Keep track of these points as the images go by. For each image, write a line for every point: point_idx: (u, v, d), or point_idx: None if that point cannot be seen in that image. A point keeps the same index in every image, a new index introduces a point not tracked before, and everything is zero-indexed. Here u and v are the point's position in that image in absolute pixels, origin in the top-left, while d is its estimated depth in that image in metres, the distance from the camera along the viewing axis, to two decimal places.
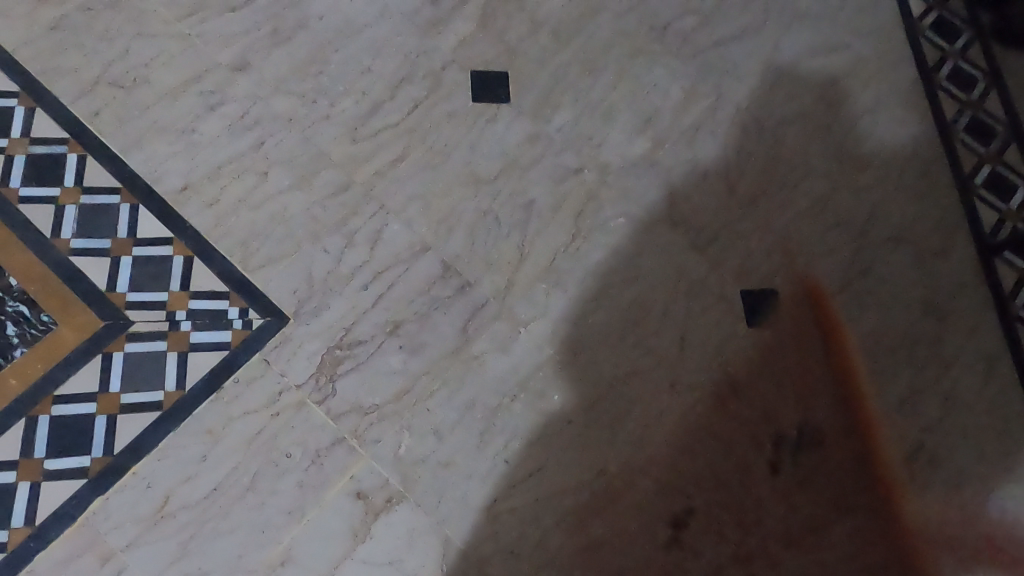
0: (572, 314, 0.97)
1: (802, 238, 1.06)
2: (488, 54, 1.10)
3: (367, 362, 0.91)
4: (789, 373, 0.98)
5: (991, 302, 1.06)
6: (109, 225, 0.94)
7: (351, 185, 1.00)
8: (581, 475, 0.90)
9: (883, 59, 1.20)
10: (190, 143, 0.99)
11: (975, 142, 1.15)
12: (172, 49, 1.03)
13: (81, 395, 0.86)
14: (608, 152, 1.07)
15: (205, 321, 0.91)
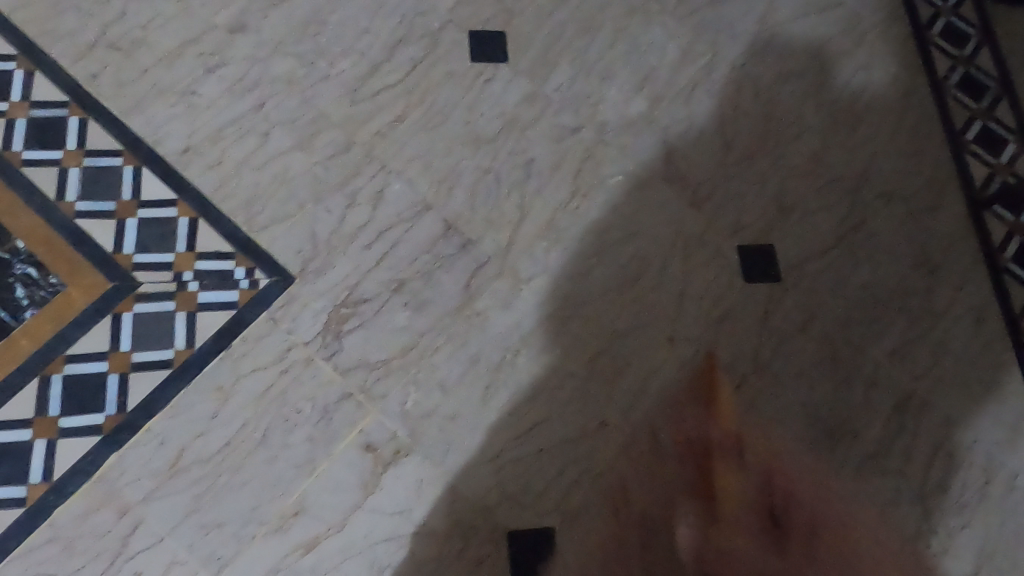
0: (571, 270, 0.98)
1: (796, 197, 1.07)
2: (484, 13, 1.10)
3: (372, 320, 0.93)
4: (784, 326, 1.00)
5: (981, 256, 1.08)
6: (113, 188, 0.95)
7: (352, 146, 1.00)
8: (580, 428, 0.92)
9: (877, 17, 1.21)
10: (191, 105, 0.99)
11: (967, 98, 1.17)
12: (169, 13, 1.03)
13: (92, 354, 0.87)
14: (606, 110, 1.08)
15: (212, 281, 0.92)
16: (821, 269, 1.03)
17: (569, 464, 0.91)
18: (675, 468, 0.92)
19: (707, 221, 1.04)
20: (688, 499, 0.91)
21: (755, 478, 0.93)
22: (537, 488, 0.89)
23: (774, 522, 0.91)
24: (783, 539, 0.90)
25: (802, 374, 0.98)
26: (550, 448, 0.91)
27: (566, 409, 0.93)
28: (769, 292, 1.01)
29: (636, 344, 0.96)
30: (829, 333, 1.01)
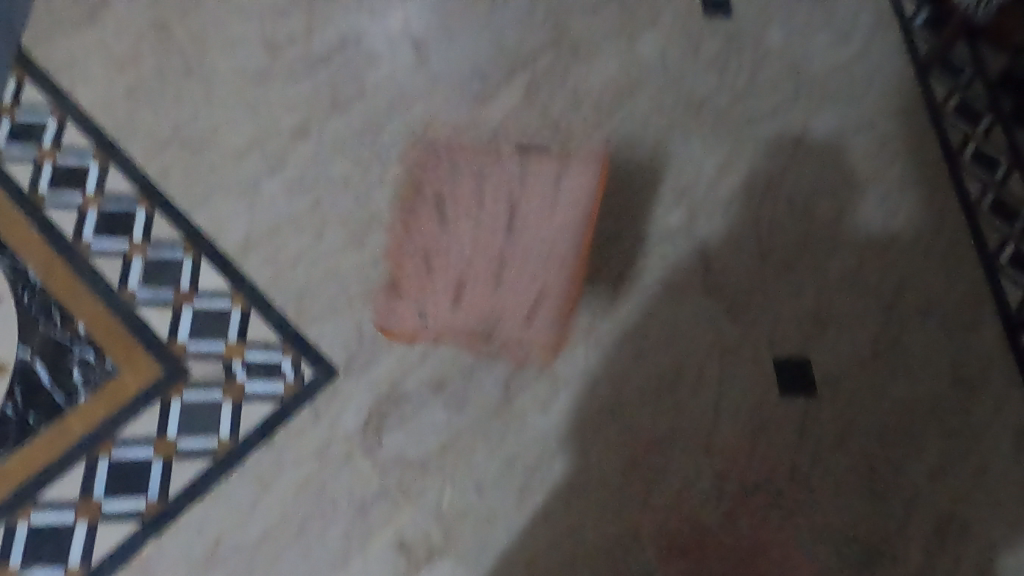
0: (577, 405, 0.98)
1: (767, 412, 1.01)
2: (532, 125, 1.16)
3: (412, 418, 0.95)
4: (667, 468, 0.97)
5: (1017, 378, 1.09)
6: (172, 277, 0.99)
7: (400, 248, 1.04)
8: (487, 195, 1.10)
9: (908, 139, 1.26)
10: (251, 203, 1.05)
11: (1002, 221, 1.19)
12: (237, 114, 1.10)
13: (140, 439, 0.91)
14: (646, 223, 1.11)
15: (259, 371, 0.96)
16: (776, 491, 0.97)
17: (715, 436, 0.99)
18: (773, 412, 1.01)
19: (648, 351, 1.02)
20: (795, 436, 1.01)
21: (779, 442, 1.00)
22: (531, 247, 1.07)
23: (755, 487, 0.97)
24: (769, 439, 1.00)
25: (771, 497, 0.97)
26: (503, 208, 1.09)
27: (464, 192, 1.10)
28: (806, 404, 1.02)
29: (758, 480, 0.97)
30: (868, 444, 1.01)
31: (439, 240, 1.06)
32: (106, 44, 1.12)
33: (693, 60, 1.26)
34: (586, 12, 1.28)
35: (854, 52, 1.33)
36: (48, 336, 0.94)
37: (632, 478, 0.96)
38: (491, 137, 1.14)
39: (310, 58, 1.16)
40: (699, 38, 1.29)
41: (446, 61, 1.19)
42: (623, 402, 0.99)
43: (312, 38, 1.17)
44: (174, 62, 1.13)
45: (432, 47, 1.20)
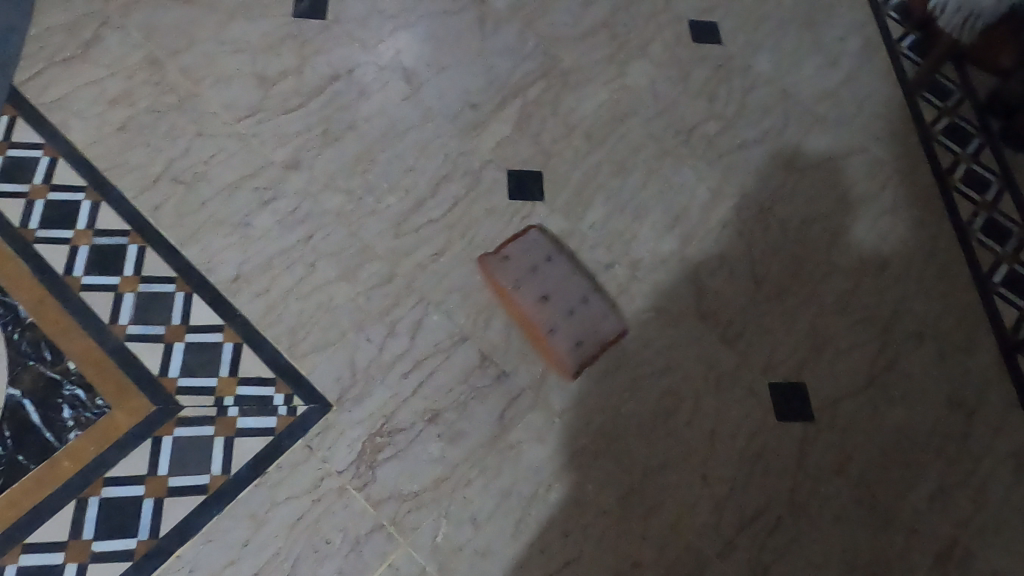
0: (572, 435, 0.98)
1: (764, 439, 1.00)
2: (524, 154, 1.17)
3: (407, 450, 0.94)
4: (665, 497, 0.96)
5: (1015, 400, 1.09)
6: (164, 312, 0.99)
7: (393, 279, 1.04)
8: (558, 270, 1.08)
9: (898, 163, 1.26)
10: (244, 237, 1.05)
11: (993, 242, 1.22)
12: (230, 148, 1.11)
13: (130, 477, 0.89)
14: (638, 250, 1.11)
15: (251, 407, 0.95)
16: (773, 520, 0.96)
17: (711, 463, 0.98)
18: (769, 438, 1.01)
19: (648, 382, 1.02)
20: (793, 462, 1.00)
21: (776, 469, 0.99)
22: (590, 326, 1.04)
23: (753, 515, 0.96)
24: (765, 465, 0.99)
25: (768, 523, 0.96)
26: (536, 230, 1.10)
27: (534, 260, 1.08)
28: (804, 432, 1.02)
29: (754, 507, 0.96)
30: (866, 471, 1.01)
31: (433, 269, 1.06)
32: (98, 81, 1.13)
33: (681, 88, 1.28)
34: (575, 42, 1.29)
35: (841, 78, 1.34)
36: (38, 373, 0.93)
37: (629, 509, 0.94)
38: (484, 168, 1.15)
39: (301, 92, 1.17)
40: (687, 67, 1.30)
41: (437, 92, 1.20)
42: (617, 432, 0.98)
43: (303, 73, 1.18)
44: (166, 98, 1.13)
45: (423, 78, 1.21)
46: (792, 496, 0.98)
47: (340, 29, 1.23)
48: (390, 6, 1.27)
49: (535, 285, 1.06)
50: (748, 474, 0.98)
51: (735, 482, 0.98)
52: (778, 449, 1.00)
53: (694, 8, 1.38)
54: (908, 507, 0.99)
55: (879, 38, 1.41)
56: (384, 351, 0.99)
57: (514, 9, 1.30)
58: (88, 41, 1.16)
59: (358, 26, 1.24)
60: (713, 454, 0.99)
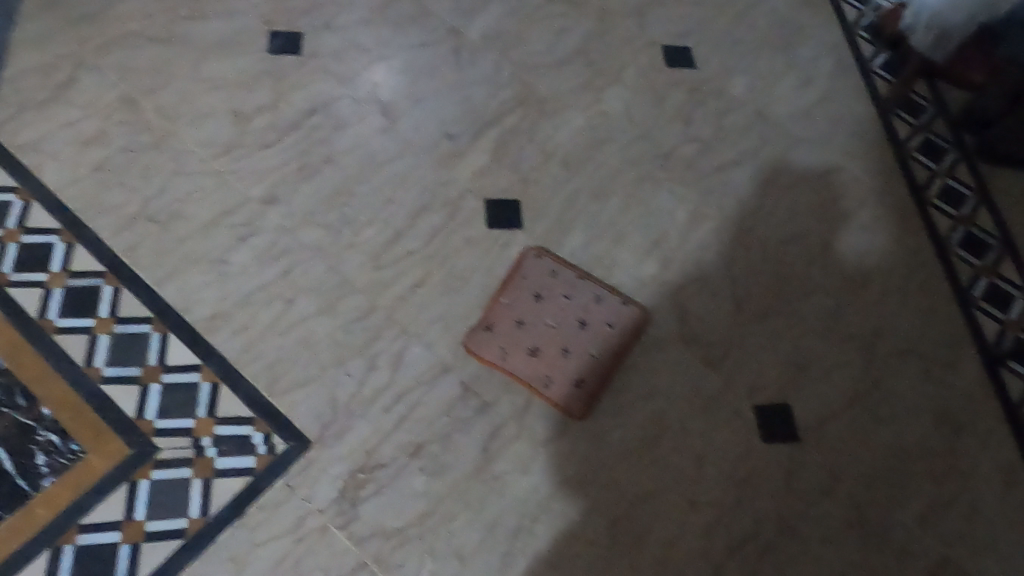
0: (557, 465, 0.96)
1: (751, 462, 1.00)
2: (502, 183, 1.17)
3: (390, 485, 0.93)
4: (653, 527, 0.94)
5: (1001, 414, 1.09)
6: (140, 353, 0.97)
7: (372, 312, 1.03)
8: (560, 292, 1.08)
9: (875, 181, 1.27)
10: (221, 274, 1.04)
11: (972, 256, 1.22)
12: (206, 185, 1.10)
13: (107, 523, 0.87)
14: (619, 276, 1.11)
15: (230, 447, 0.93)
16: (763, 544, 0.95)
17: (699, 488, 0.97)
18: (756, 461, 1.00)
19: (633, 408, 1.01)
20: (782, 484, 0.99)
21: (765, 492, 0.98)
22: (598, 344, 1.04)
23: (743, 540, 0.95)
24: (753, 488, 0.98)
25: (758, 548, 0.95)
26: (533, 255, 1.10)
27: (535, 285, 1.08)
28: (791, 454, 1.01)
29: (744, 531, 0.95)
30: (855, 492, 1.00)
31: (413, 300, 1.05)
32: (72, 122, 1.12)
33: (658, 113, 1.28)
34: (551, 71, 1.30)
35: (815, 98, 1.35)
36: (10, 419, 0.91)
37: (617, 539, 0.93)
38: (462, 198, 1.15)
39: (278, 127, 1.17)
40: (662, 92, 1.31)
41: (414, 123, 1.20)
42: (603, 460, 0.97)
43: (280, 108, 1.18)
44: (141, 137, 1.13)
45: (400, 110, 1.21)
46: (781, 519, 0.97)
47: (316, 64, 1.24)
48: (366, 39, 1.28)
49: (540, 310, 1.06)
50: (737, 498, 0.97)
51: (724, 506, 0.96)
52: (766, 471, 0.99)
53: (667, 33, 1.39)
54: (900, 526, 0.98)
55: (851, 58, 1.43)
56: (365, 386, 0.98)
57: (489, 39, 1.31)
58: (62, 82, 1.15)
59: (334, 60, 1.25)
60: (700, 479, 0.98)
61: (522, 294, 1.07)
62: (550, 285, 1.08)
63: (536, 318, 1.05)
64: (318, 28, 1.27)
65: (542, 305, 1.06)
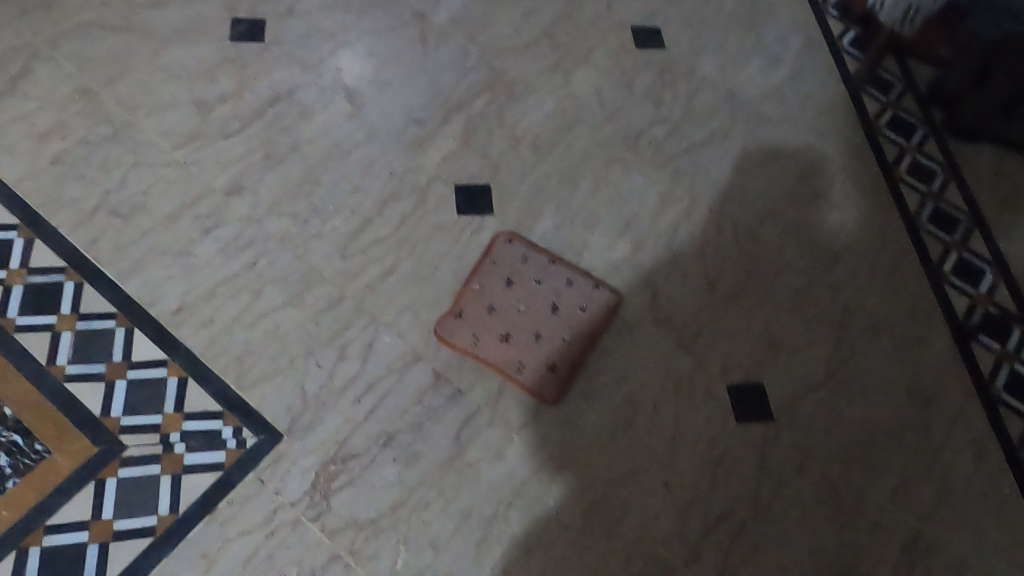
0: (531, 451, 0.96)
1: (725, 441, 1.00)
2: (471, 168, 1.16)
3: (362, 476, 0.92)
4: (628, 510, 0.94)
5: (972, 387, 1.09)
6: (104, 350, 0.96)
7: (342, 301, 1.02)
8: (531, 277, 1.07)
9: (845, 159, 1.27)
10: (186, 267, 1.02)
11: (942, 231, 1.23)
12: (168, 176, 1.08)
13: (73, 523, 0.86)
14: (590, 259, 1.11)
15: (199, 442, 0.92)
16: (737, 523, 0.95)
17: (673, 470, 0.97)
18: (731, 441, 1.00)
19: (606, 391, 1.01)
20: (756, 463, 0.99)
21: (739, 472, 0.98)
22: (570, 328, 1.04)
23: (718, 520, 0.95)
24: (727, 469, 0.98)
25: (733, 527, 0.95)
26: (504, 241, 1.09)
27: (506, 270, 1.07)
28: (764, 434, 1.01)
29: (719, 511, 0.96)
30: (829, 469, 1.00)
31: (383, 289, 1.04)
32: (28, 115, 1.10)
33: (627, 95, 1.27)
34: (518, 53, 1.29)
35: (785, 77, 1.35)
36: None
37: (592, 523, 0.93)
38: (430, 184, 1.13)
39: (241, 116, 1.15)
40: (631, 73, 1.30)
41: (380, 109, 1.19)
42: (577, 445, 0.97)
43: (242, 96, 1.16)
44: (100, 129, 1.10)
45: (365, 96, 1.19)
46: (755, 498, 0.97)
47: (279, 50, 1.21)
48: (329, 25, 1.25)
49: (510, 295, 1.05)
50: (712, 478, 0.97)
51: (698, 487, 0.97)
52: (740, 451, 0.99)
53: (635, 14, 1.38)
54: (872, 501, 0.99)
55: (820, 35, 1.42)
56: (335, 376, 0.97)
57: (455, 23, 1.30)
58: (17, 74, 1.12)
59: (297, 47, 1.22)
60: (675, 461, 0.98)
61: (493, 280, 1.06)
62: (521, 269, 1.07)
63: (507, 304, 1.04)
64: (280, 15, 1.25)
65: (513, 291, 1.06)
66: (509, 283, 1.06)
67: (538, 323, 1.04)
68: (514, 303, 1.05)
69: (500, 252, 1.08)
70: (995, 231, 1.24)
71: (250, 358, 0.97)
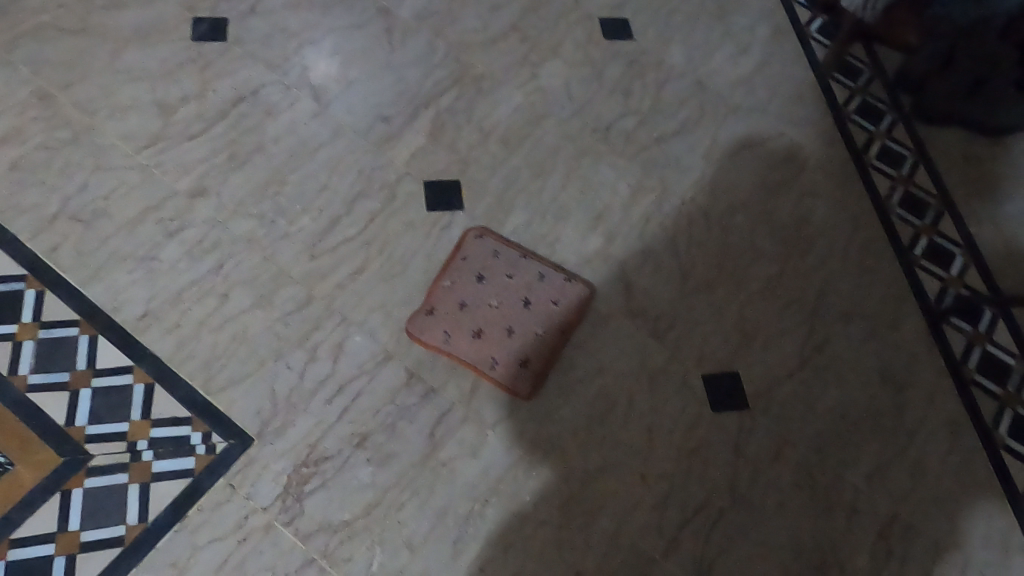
0: (506, 447, 0.95)
1: (700, 431, 0.99)
2: (440, 164, 1.14)
3: (335, 477, 0.91)
4: (604, 503, 0.94)
5: (945, 370, 1.10)
6: (67, 358, 0.94)
7: (311, 302, 1.01)
8: (502, 271, 1.06)
9: (814, 146, 1.27)
10: (150, 271, 1.00)
11: (911, 215, 1.23)
12: (130, 180, 1.06)
13: (39, 536, 0.84)
14: (562, 253, 1.10)
15: (167, 449, 0.90)
16: (716, 514, 0.95)
17: (649, 461, 0.97)
18: (707, 431, 1.00)
19: (581, 385, 1.00)
20: (733, 452, 0.99)
21: (716, 462, 0.98)
22: (543, 322, 1.03)
23: (696, 510, 0.95)
24: (704, 458, 0.98)
25: (712, 517, 0.95)
26: (475, 237, 1.08)
27: (478, 265, 1.06)
28: (740, 422, 1.01)
29: (696, 501, 0.95)
30: (804, 456, 1.00)
31: (353, 288, 1.03)
32: None
33: (596, 87, 1.27)
34: (486, 48, 1.27)
35: (753, 65, 1.35)
36: None
37: (569, 518, 0.92)
38: (399, 180, 1.12)
39: (205, 117, 1.13)
40: (600, 65, 1.29)
41: (347, 107, 1.17)
42: (552, 439, 0.96)
43: (205, 97, 1.14)
44: (59, 134, 1.08)
45: (331, 94, 1.18)
46: (732, 488, 0.97)
47: (242, 50, 1.20)
48: (293, 23, 1.24)
49: (482, 291, 1.04)
50: (689, 469, 0.97)
51: (675, 478, 0.96)
52: (717, 441, 0.99)
53: (603, 6, 1.37)
54: (849, 487, 0.99)
55: (788, 23, 1.42)
56: (306, 378, 0.96)
57: (421, 18, 1.28)
58: None
59: (260, 46, 1.21)
60: (651, 453, 0.97)
61: (464, 276, 1.05)
62: (492, 263, 1.06)
63: (479, 299, 1.03)
64: (242, 13, 1.23)
65: (485, 286, 1.05)
66: (480, 278, 1.05)
67: (510, 318, 1.03)
68: (486, 298, 1.04)
69: (471, 247, 1.07)
70: (964, 214, 1.25)
71: (218, 361, 0.96)
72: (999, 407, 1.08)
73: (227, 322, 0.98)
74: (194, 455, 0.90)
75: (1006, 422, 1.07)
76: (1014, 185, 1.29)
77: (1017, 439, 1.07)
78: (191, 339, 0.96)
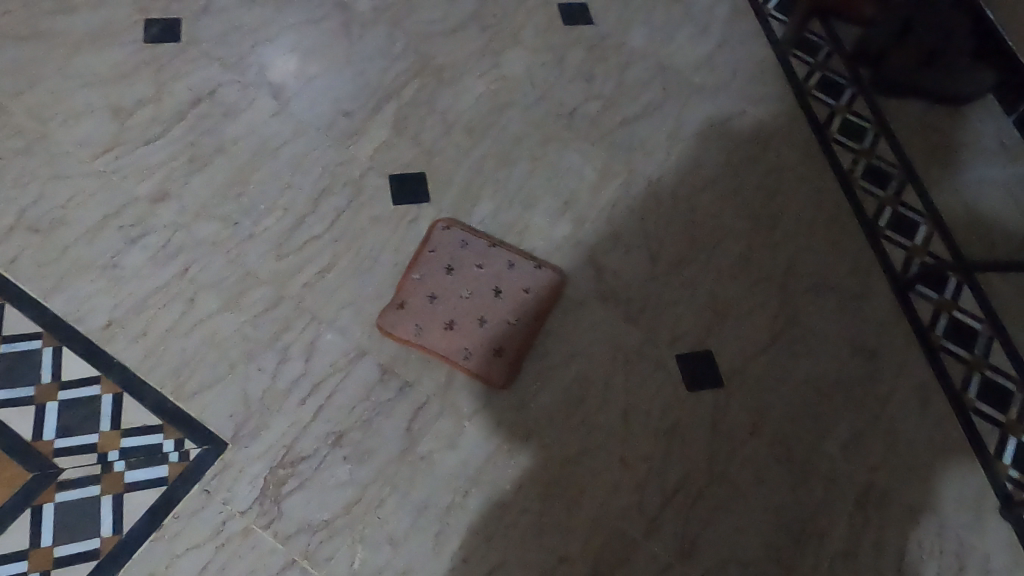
0: (484, 438, 0.95)
1: (677, 411, 1.00)
2: (404, 157, 1.13)
3: (313, 477, 0.90)
4: (585, 488, 0.94)
5: (913, 337, 1.11)
6: (32, 372, 0.92)
7: (280, 302, 1.00)
8: (472, 262, 1.06)
9: (777, 122, 1.28)
10: (113, 279, 0.98)
11: (875, 187, 1.25)
12: (88, 187, 1.04)
13: (10, 553, 0.82)
14: (531, 240, 1.10)
15: (139, 458, 0.89)
16: (695, 491, 0.96)
17: (628, 444, 0.97)
18: (683, 411, 1.00)
19: (556, 371, 1.00)
20: (710, 430, 0.99)
21: (693, 441, 0.98)
22: (515, 311, 1.03)
23: (676, 489, 0.95)
24: (682, 437, 0.98)
25: (692, 496, 0.95)
26: (443, 229, 1.08)
27: (446, 256, 1.05)
28: (715, 399, 1.01)
29: (676, 480, 0.96)
30: (780, 430, 1.01)
31: (322, 285, 1.01)
32: None
33: (558, 73, 1.26)
34: (445, 38, 1.26)
35: (714, 45, 1.35)
36: None
37: (551, 505, 0.92)
38: (363, 175, 1.11)
39: (162, 120, 1.11)
40: (561, 51, 1.29)
41: (307, 103, 1.16)
42: (529, 427, 0.96)
43: (162, 99, 1.12)
44: (12, 143, 1.05)
45: (291, 91, 1.16)
46: (711, 464, 0.97)
47: (197, 50, 1.17)
48: (249, 21, 1.22)
49: (452, 282, 1.04)
50: (667, 448, 0.98)
51: (654, 459, 0.97)
52: (693, 420, 1.00)
53: None
54: (825, 457, 1.00)
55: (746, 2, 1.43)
56: (278, 379, 0.95)
57: (379, 11, 1.27)
58: None
59: (216, 45, 1.18)
60: (629, 435, 0.98)
61: (434, 268, 1.04)
62: (461, 254, 1.06)
63: (450, 291, 1.03)
64: (196, 13, 1.21)
65: (455, 277, 1.04)
66: (450, 270, 1.04)
67: (482, 309, 1.02)
68: (457, 289, 1.03)
69: (439, 239, 1.07)
70: (926, 184, 1.26)
71: (188, 367, 0.94)
72: (967, 371, 1.10)
73: (195, 326, 0.97)
74: (167, 463, 0.89)
75: (974, 385, 1.09)
76: (973, 152, 1.31)
77: (987, 402, 1.08)
78: (159, 346, 0.95)
